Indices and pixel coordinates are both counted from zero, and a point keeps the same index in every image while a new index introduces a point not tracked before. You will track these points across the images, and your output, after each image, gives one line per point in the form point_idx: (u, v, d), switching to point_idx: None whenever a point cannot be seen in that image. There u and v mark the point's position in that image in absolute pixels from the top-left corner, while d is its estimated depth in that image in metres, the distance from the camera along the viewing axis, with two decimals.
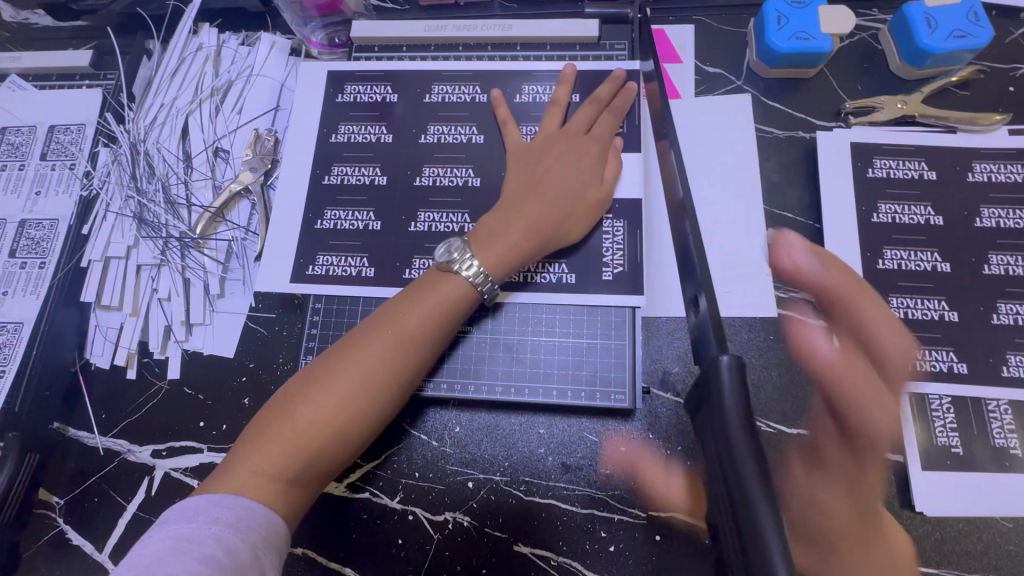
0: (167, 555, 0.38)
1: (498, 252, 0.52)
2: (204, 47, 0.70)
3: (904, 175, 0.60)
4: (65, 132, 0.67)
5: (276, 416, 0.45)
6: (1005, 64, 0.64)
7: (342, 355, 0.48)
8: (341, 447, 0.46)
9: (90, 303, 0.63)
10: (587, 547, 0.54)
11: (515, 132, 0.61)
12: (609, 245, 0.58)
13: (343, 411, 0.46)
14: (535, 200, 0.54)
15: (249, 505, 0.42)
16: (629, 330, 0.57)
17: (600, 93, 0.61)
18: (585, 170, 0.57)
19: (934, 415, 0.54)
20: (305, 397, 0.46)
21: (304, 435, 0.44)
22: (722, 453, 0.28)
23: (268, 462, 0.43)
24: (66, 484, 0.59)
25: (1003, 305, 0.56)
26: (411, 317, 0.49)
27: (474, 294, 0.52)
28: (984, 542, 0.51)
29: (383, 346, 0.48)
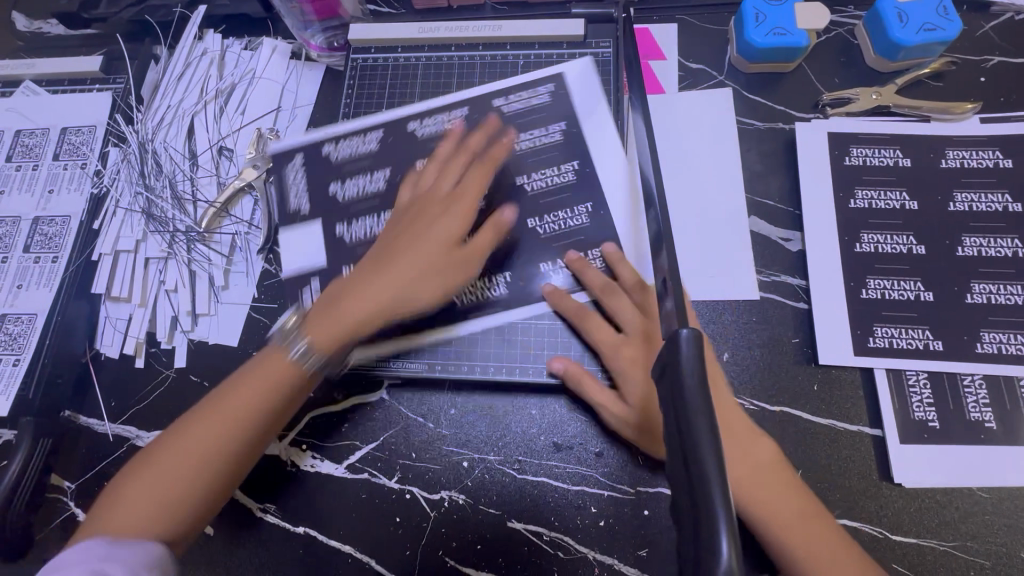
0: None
1: (326, 330, 0.53)
2: (208, 52, 0.74)
3: (880, 163, 0.63)
4: (77, 134, 0.70)
5: (138, 468, 0.49)
6: (976, 56, 0.67)
7: (247, 370, 0.52)
8: (233, 453, 0.50)
9: (101, 296, 0.66)
10: (578, 522, 0.56)
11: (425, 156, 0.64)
12: (562, 219, 0.62)
13: (178, 447, 0.49)
14: (415, 226, 0.57)
15: (142, 544, 0.46)
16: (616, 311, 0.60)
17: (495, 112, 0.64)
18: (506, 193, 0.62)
19: (911, 391, 0.56)
20: (194, 419, 0.50)
21: (158, 466, 0.49)
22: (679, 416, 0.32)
23: (122, 496, 0.48)
24: (78, 469, 0.62)
25: (977, 285, 0.58)
26: (287, 347, 0.53)
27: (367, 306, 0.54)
28: (961, 512, 0.53)
29: (245, 381, 0.52)
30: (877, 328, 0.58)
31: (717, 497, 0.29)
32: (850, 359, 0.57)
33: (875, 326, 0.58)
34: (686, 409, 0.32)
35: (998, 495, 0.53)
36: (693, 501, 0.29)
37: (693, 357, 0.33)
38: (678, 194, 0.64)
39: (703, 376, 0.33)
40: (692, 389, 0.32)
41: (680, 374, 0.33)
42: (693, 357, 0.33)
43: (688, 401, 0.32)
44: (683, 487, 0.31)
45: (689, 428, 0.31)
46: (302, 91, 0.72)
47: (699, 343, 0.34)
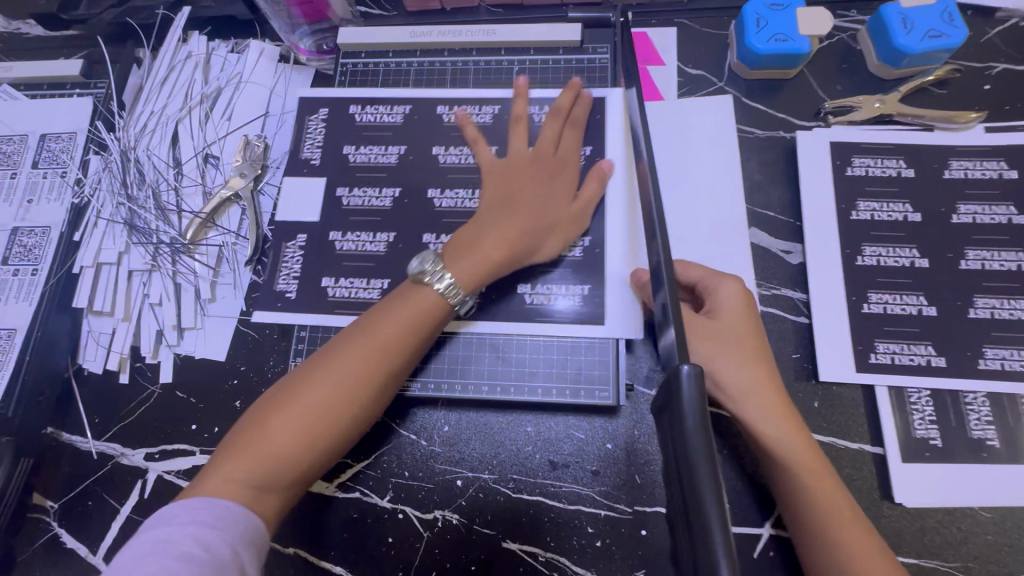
0: (147, 554, 0.39)
1: (469, 267, 0.52)
2: (193, 55, 0.71)
3: (882, 173, 0.62)
4: (56, 141, 0.68)
5: (247, 428, 0.46)
6: (981, 63, 0.65)
7: (320, 362, 0.48)
8: (315, 451, 0.46)
9: (83, 309, 0.64)
10: (574, 543, 0.55)
11: (486, 149, 0.59)
12: (555, 294, 0.58)
13: (307, 425, 0.46)
14: (508, 216, 0.54)
15: (221, 508, 0.42)
16: (615, 327, 0.58)
17: (561, 103, 0.60)
18: (561, 187, 0.57)
19: (913, 408, 0.55)
20: (277, 407, 0.46)
21: (274, 441, 0.45)
22: (681, 460, 0.31)
23: (237, 473, 0.44)
24: (60, 488, 0.60)
25: (980, 299, 0.57)
26: (380, 332, 0.50)
27: (446, 308, 0.51)
28: (963, 532, 0.52)
29: (354, 359, 0.48)
30: (879, 344, 0.57)
31: (720, 549, 0.27)
32: (851, 375, 0.56)
33: (877, 342, 0.57)
34: (688, 458, 0.30)
35: (1000, 515, 0.52)
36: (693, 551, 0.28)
37: (697, 398, 0.32)
38: (676, 205, 0.62)
39: (706, 419, 0.31)
40: (694, 436, 0.30)
41: (681, 416, 0.31)
42: (697, 399, 0.32)
43: (691, 448, 0.30)
44: (683, 538, 0.30)
45: (690, 476, 0.30)
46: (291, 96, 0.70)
47: (701, 379, 0.32)
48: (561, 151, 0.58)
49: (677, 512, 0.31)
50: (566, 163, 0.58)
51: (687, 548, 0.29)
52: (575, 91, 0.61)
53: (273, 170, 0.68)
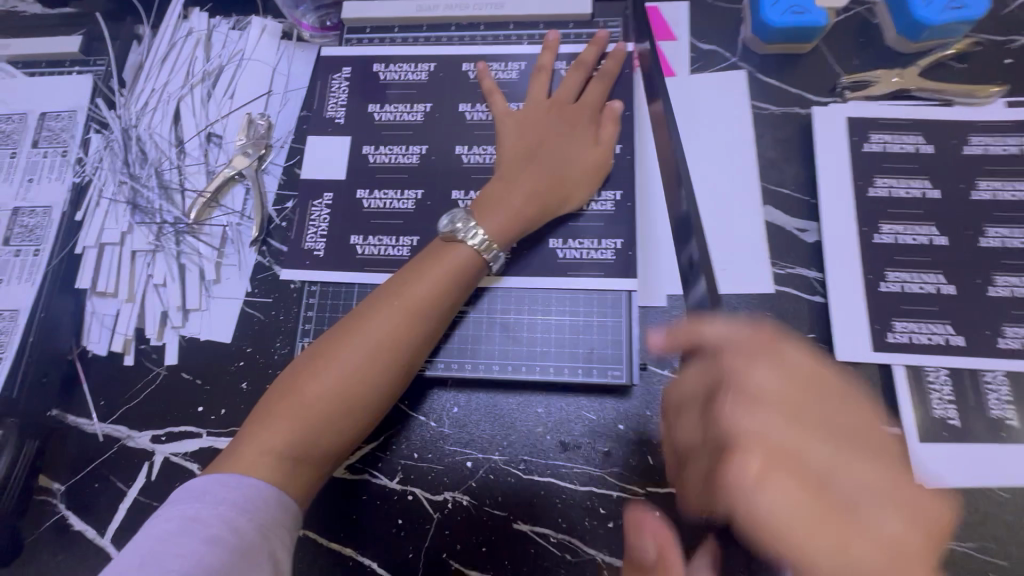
0: (171, 536, 0.38)
1: (500, 226, 0.53)
2: (194, 32, 0.70)
3: (900, 150, 0.60)
4: (56, 120, 0.67)
5: (281, 398, 0.45)
6: (1002, 36, 0.63)
7: (351, 325, 0.48)
8: (353, 416, 0.46)
9: (86, 291, 0.63)
10: (586, 523, 0.54)
11: (502, 101, 0.61)
12: (586, 248, 0.58)
13: (347, 389, 0.46)
14: (535, 172, 0.55)
15: (258, 485, 0.41)
16: (627, 304, 0.57)
17: (584, 58, 0.61)
18: (581, 137, 0.58)
19: (931, 387, 0.54)
20: (311, 372, 0.46)
21: (312, 409, 0.44)
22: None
23: (277, 442, 0.43)
24: (66, 471, 0.59)
25: (1000, 277, 0.56)
26: (412, 296, 0.49)
27: (479, 262, 0.52)
28: (981, 512, 0.51)
29: (389, 320, 0.48)
30: (896, 323, 0.56)
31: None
32: (867, 354, 0.55)
33: (894, 321, 0.56)
34: None
35: (1018, 495, 0.51)
36: None
37: None
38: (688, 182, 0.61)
39: None
40: None
41: None
42: None
43: None
44: None
45: None
46: (294, 74, 0.69)
47: None
48: (581, 100, 0.60)
49: None
50: (585, 110, 0.59)
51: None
52: (600, 43, 0.62)
53: (277, 148, 0.67)
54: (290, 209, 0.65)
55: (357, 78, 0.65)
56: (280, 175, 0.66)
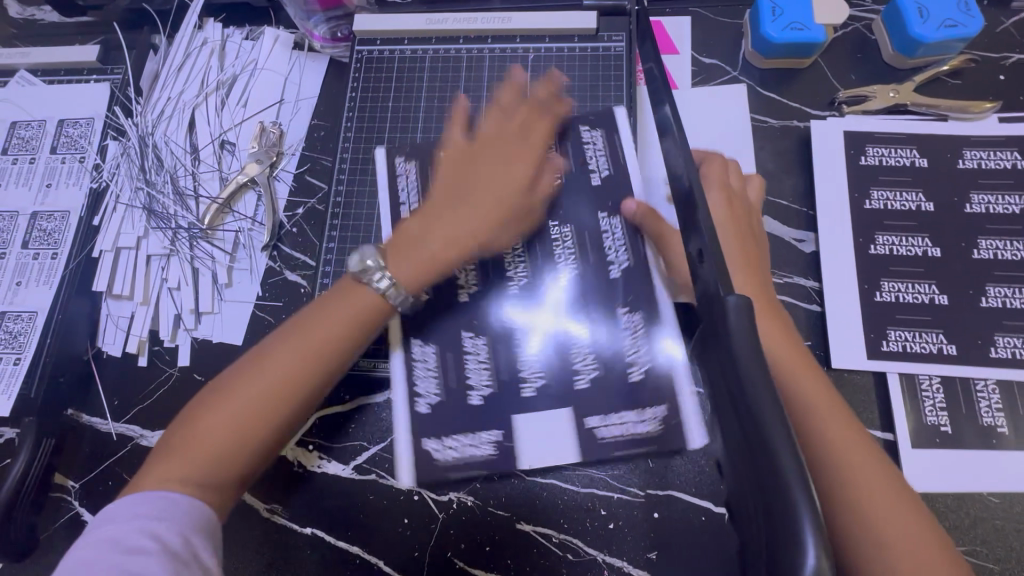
0: (102, 549, 0.40)
1: (414, 268, 0.52)
2: (209, 42, 0.72)
3: (896, 163, 0.62)
4: (74, 127, 0.68)
5: (188, 422, 0.47)
6: (996, 53, 0.65)
7: (260, 357, 0.48)
8: (253, 449, 0.46)
9: (102, 293, 0.65)
10: (588, 524, 0.56)
11: (456, 129, 0.60)
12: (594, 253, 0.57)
13: (245, 417, 0.46)
14: (456, 210, 0.54)
15: (164, 500, 0.43)
16: (642, 316, 0.55)
17: (502, 99, 0.60)
18: (515, 175, 0.56)
19: (924, 395, 0.56)
20: (211, 402, 0.47)
21: (208, 436, 0.45)
22: (748, 426, 0.28)
23: (172, 469, 0.45)
24: (81, 469, 0.61)
25: (992, 288, 0.57)
26: (317, 327, 0.49)
27: (385, 306, 0.51)
28: (972, 516, 0.53)
29: (292, 351, 0.48)
30: (891, 332, 0.57)
31: (805, 518, 0.24)
32: (862, 362, 0.57)
33: (889, 330, 0.57)
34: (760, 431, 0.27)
35: (1008, 501, 0.53)
36: (776, 540, 0.25)
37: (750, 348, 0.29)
38: None
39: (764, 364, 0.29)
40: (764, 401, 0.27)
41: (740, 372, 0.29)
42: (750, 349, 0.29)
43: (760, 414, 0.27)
44: (756, 515, 0.27)
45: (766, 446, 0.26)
46: (305, 83, 0.71)
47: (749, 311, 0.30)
48: (516, 139, 0.58)
49: (749, 492, 0.27)
50: (511, 145, 0.58)
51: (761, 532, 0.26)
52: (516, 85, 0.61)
53: (289, 156, 0.68)
54: (301, 216, 0.67)
55: (368, 90, 0.67)
56: (291, 182, 0.68)
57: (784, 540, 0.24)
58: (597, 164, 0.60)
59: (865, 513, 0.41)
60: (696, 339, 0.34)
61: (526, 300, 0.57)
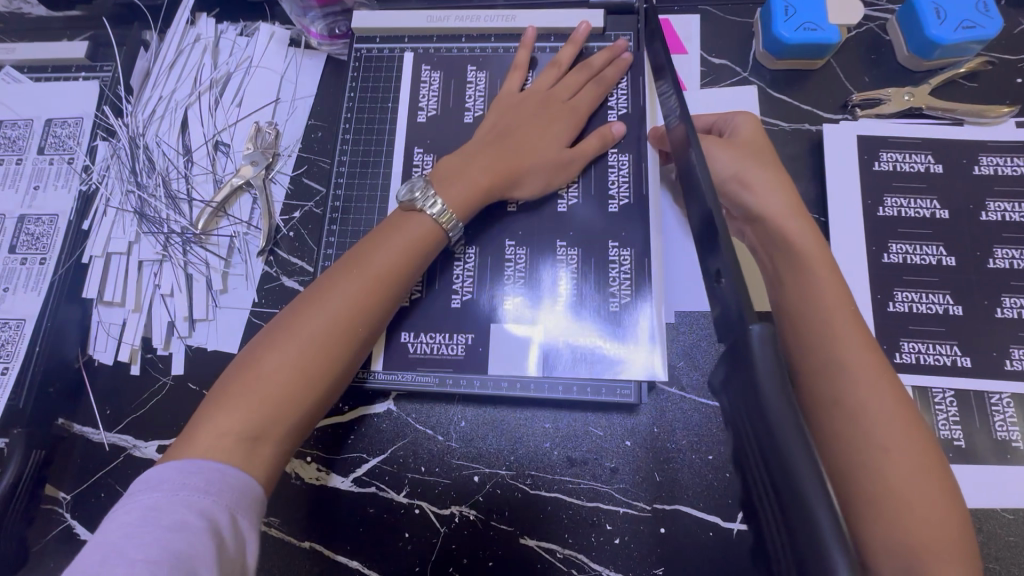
0: (134, 529, 0.36)
1: (457, 194, 0.53)
2: (202, 38, 0.69)
3: (910, 169, 0.60)
4: (63, 126, 0.66)
5: (240, 371, 0.43)
6: (1013, 56, 0.63)
7: (314, 296, 0.46)
8: (319, 390, 0.45)
9: (92, 300, 0.63)
10: (593, 539, 0.55)
11: (514, 79, 0.61)
12: (595, 263, 0.58)
13: (306, 360, 0.44)
14: (500, 146, 0.56)
15: (220, 468, 0.40)
16: (632, 271, 0.57)
17: (594, 62, 0.61)
18: (556, 132, 0.58)
19: (937, 409, 0.54)
20: (268, 347, 0.44)
21: (270, 385, 0.43)
22: (783, 488, 0.25)
23: (233, 421, 0.41)
24: (73, 480, 0.59)
25: (1008, 299, 0.56)
26: (376, 260, 0.49)
27: (439, 234, 0.52)
28: (985, 533, 0.52)
29: (347, 292, 0.47)
30: (904, 343, 0.56)
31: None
32: None
33: (902, 341, 0.56)
34: (789, 477, 0.25)
35: (1021, 517, 0.52)
36: None
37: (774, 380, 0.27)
38: None
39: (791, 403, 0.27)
40: (794, 445, 0.25)
41: (766, 412, 0.27)
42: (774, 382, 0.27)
43: (789, 458, 0.25)
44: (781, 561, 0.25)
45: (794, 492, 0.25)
46: (302, 82, 0.69)
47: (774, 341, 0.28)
48: (573, 100, 0.60)
49: (774, 537, 0.26)
50: (570, 110, 0.59)
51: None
52: (616, 53, 0.62)
53: (285, 158, 0.66)
54: (298, 220, 0.65)
55: (366, 89, 0.65)
56: (287, 185, 0.66)
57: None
58: (616, 101, 0.62)
59: (892, 484, 0.42)
60: (718, 381, 0.31)
61: (522, 290, 0.58)
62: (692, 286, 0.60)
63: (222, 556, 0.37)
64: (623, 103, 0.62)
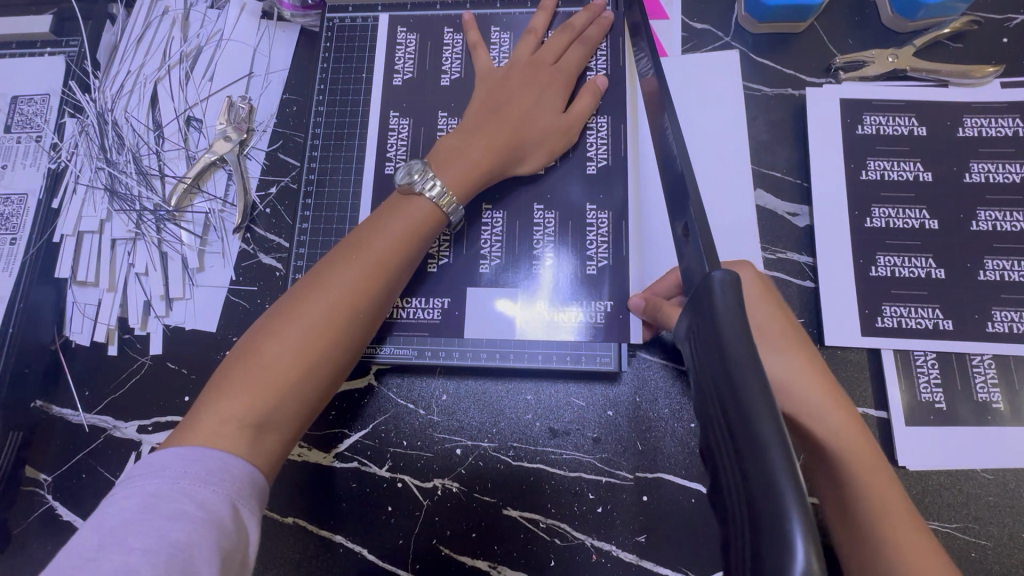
0: (135, 514, 0.35)
1: (459, 175, 0.51)
2: (170, 11, 0.67)
3: (894, 132, 0.59)
4: (29, 104, 0.65)
5: (240, 359, 0.42)
6: (1000, 15, 0.62)
7: (314, 281, 0.45)
8: (321, 377, 0.43)
9: (66, 280, 0.62)
10: (575, 509, 0.55)
11: (484, 56, 0.60)
12: (575, 230, 0.57)
13: (308, 345, 0.42)
14: (495, 121, 0.54)
15: (224, 457, 0.38)
16: (609, 235, 0.57)
17: (574, 22, 0.59)
18: (550, 99, 0.56)
19: (918, 371, 0.54)
20: (268, 334, 0.43)
21: (272, 371, 0.41)
22: (742, 429, 0.25)
23: (234, 409, 0.40)
24: (53, 462, 0.59)
25: (990, 261, 0.55)
26: (375, 245, 0.47)
27: (438, 215, 0.50)
28: (964, 493, 0.52)
29: (349, 276, 0.45)
30: (886, 307, 0.56)
31: (798, 522, 0.22)
32: (856, 339, 0.55)
33: (884, 305, 0.56)
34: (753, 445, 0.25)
35: (1001, 476, 0.52)
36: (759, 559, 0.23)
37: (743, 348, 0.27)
38: None
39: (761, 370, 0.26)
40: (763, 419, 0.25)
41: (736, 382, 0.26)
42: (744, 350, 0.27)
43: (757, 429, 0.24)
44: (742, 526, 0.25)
45: (757, 459, 0.24)
46: (275, 55, 0.67)
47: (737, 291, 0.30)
48: (560, 63, 0.58)
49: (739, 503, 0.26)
50: (560, 73, 0.58)
51: (749, 529, 0.24)
52: (595, 13, 0.60)
53: (260, 133, 0.65)
54: (274, 195, 0.64)
55: (341, 61, 0.64)
56: (263, 160, 0.64)
57: (770, 540, 0.22)
58: (597, 63, 0.61)
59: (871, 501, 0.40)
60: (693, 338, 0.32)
61: (501, 258, 0.58)
62: None
63: (221, 547, 0.35)
64: (602, 65, 0.61)
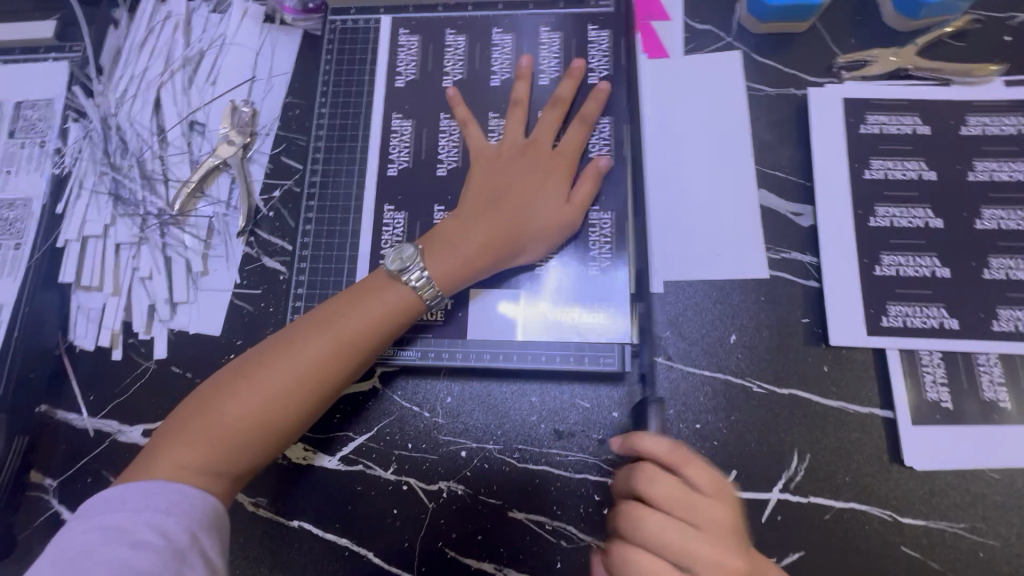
0: None
1: (449, 264, 0.51)
2: (172, 16, 0.68)
3: (897, 131, 0.59)
4: (33, 109, 0.65)
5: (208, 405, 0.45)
6: (1001, 13, 0.62)
7: (291, 342, 0.47)
8: (278, 437, 0.46)
9: (70, 284, 0.62)
10: (581, 511, 0.54)
11: (477, 133, 0.58)
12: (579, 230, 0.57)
13: (269, 409, 0.45)
14: (492, 213, 0.53)
15: (181, 492, 0.42)
16: (613, 236, 0.57)
17: (561, 94, 0.58)
18: (553, 188, 0.55)
19: (924, 371, 0.54)
20: (240, 385, 0.45)
21: (230, 427, 0.44)
22: None
23: (191, 455, 0.44)
24: (58, 466, 0.59)
25: (995, 260, 0.55)
26: (353, 316, 0.49)
27: (418, 304, 0.51)
28: (972, 492, 0.52)
29: (323, 348, 0.47)
30: (891, 307, 0.55)
31: None
32: (861, 339, 0.55)
33: (889, 304, 0.56)
34: None
35: (1009, 476, 0.52)
36: None
37: None
38: (674, 165, 0.61)
39: None
40: None
41: None
42: None
43: None
44: None
45: None
46: (278, 59, 0.67)
47: None
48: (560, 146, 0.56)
49: None
50: (561, 158, 0.56)
51: None
52: (578, 77, 0.58)
53: (262, 137, 0.65)
54: (277, 199, 0.64)
55: (342, 64, 0.64)
56: (266, 164, 0.64)
57: None
58: (598, 66, 0.60)
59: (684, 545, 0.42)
60: None
61: None
62: (677, 255, 0.59)
63: None
64: (603, 66, 0.60)
